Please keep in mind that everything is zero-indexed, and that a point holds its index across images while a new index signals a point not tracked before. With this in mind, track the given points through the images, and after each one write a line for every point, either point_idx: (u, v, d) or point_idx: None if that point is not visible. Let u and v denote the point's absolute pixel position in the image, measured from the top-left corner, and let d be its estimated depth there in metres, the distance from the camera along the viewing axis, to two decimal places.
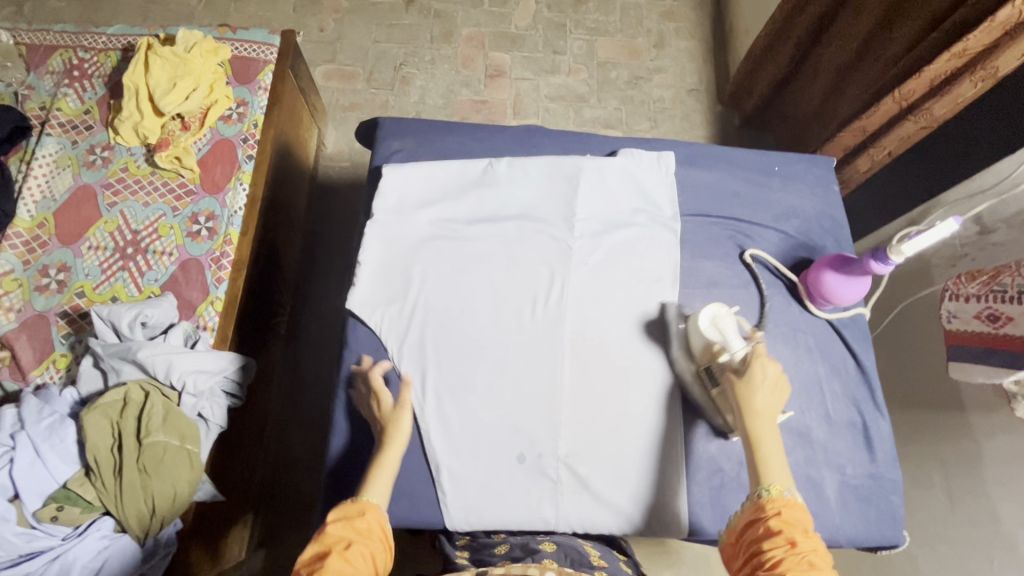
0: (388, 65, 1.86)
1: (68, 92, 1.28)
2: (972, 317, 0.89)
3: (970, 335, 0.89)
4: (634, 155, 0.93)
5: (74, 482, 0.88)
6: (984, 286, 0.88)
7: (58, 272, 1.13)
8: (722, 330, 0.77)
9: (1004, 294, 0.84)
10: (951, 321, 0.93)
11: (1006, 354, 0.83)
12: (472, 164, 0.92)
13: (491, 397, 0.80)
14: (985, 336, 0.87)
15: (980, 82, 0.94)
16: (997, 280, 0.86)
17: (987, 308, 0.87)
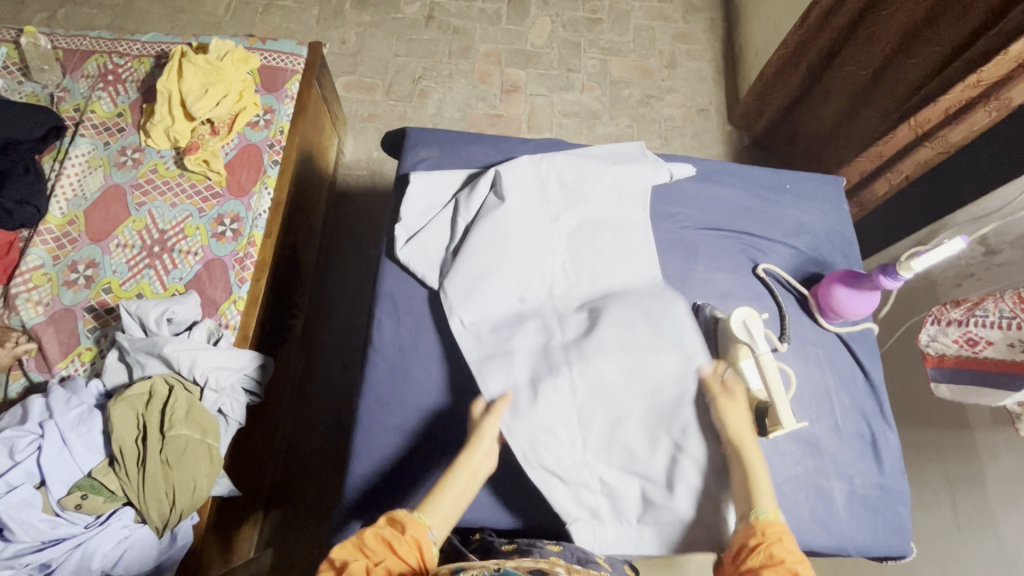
0: (407, 78, 1.92)
1: (102, 96, 1.32)
2: (952, 341, 0.90)
3: (955, 359, 0.92)
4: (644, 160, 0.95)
5: (99, 472, 0.90)
6: (966, 312, 0.88)
7: (86, 268, 1.16)
8: (751, 331, 0.79)
9: (985, 320, 0.85)
10: (931, 344, 0.94)
11: (996, 378, 0.85)
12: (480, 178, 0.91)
13: (513, 399, 0.80)
14: (971, 359, 0.89)
15: (994, 111, 0.97)
16: (979, 306, 0.87)
17: (965, 334, 0.88)
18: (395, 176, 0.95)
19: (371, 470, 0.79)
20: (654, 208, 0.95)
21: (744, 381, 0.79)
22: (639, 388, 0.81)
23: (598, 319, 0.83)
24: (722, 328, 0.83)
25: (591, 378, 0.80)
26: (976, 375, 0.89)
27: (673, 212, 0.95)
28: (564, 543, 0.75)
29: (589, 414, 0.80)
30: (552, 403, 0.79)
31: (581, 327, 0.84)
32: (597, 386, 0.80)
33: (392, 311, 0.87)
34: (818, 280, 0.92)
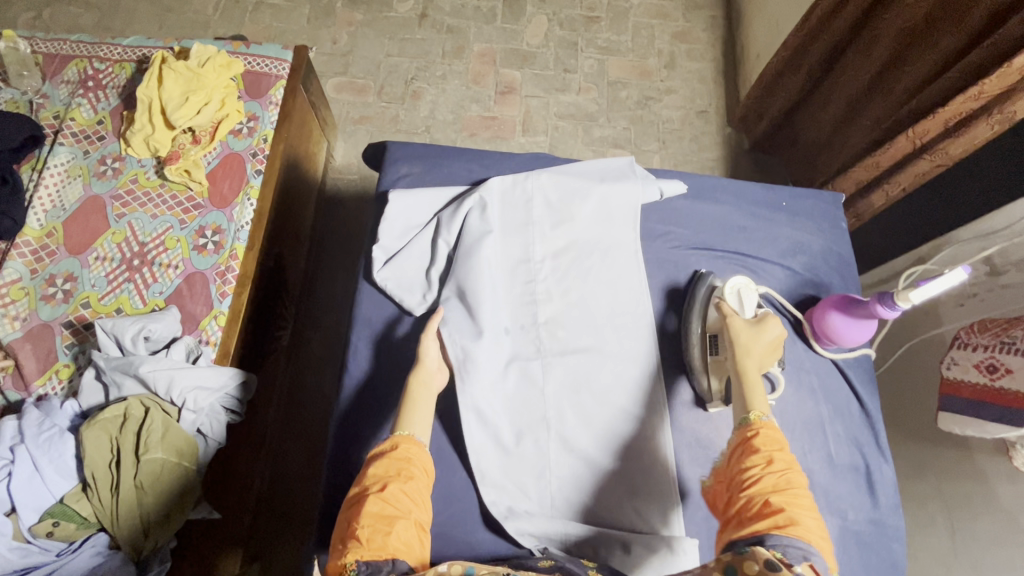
0: (400, 79, 1.87)
1: (82, 103, 1.29)
2: (972, 366, 0.88)
3: (967, 386, 0.88)
4: (631, 178, 0.92)
5: (71, 498, 0.89)
6: (995, 337, 0.87)
7: (64, 282, 1.13)
8: (741, 299, 0.82)
9: (1010, 346, 0.83)
10: (953, 367, 0.92)
11: (997, 410, 0.83)
12: (463, 201, 0.87)
13: (494, 430, 0.78)
14: (981, 387, 0.86)
15: (997, 124, 0.93)
16: (1008, 333, 0.85)
17: (989, 359, 0.86)
18: (374, 193, 0.92)
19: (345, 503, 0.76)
20: (644, 226, 0.91)
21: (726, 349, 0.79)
22: (623, 429, 0.80)
23: (579, 349, 0.83)
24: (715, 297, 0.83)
25: (573, 413, 0.80)
26: (979, 404, 0.86)
27: (664, 231, 0.91)
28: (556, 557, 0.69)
29: (569, 444, 0.78)
30: (534, 437, 0.78)
31: (567, 362, 0.82)
32: (580, 425, 0.79)
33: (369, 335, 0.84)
34: (814, 303, 0.89)
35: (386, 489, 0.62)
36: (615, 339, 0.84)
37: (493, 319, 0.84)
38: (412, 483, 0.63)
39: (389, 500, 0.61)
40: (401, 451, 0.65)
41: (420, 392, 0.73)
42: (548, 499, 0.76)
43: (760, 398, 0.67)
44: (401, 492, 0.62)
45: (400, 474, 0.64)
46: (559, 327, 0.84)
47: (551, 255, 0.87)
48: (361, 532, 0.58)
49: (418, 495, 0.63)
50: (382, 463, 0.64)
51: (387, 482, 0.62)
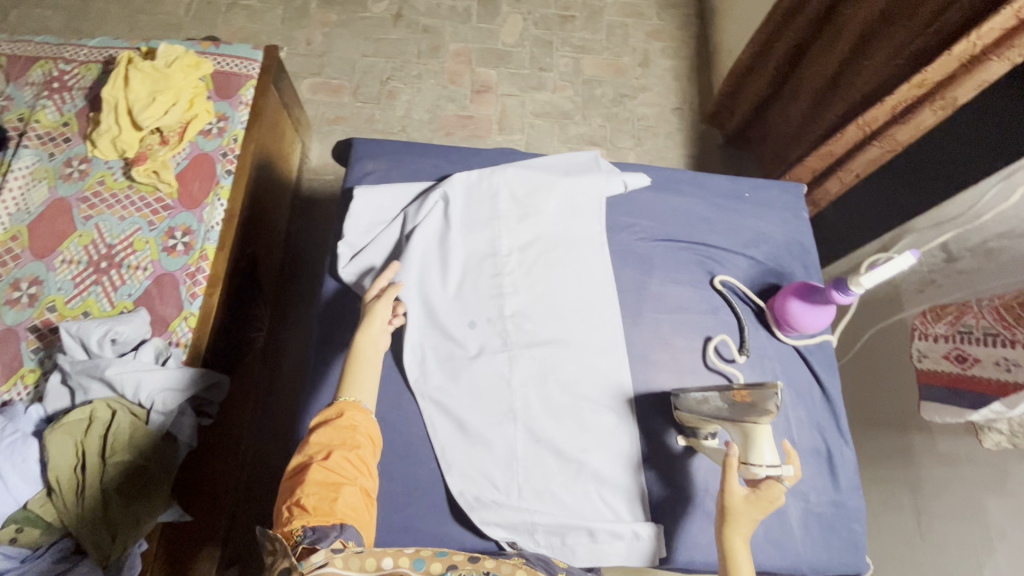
0: (375, 79, 1.87)
1: (47, 105, 1.27)
2: (942, 357, 0.90)
3: (939, 374, 0.89)
4: (596, 171, 0.93)
5: (35, 503, 0.87)
6: (951, 327, 0.90)
7: (29, 286, 1.12)
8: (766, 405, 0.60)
9: (969, 336, 0.85)
10: (923, 359, 0.94)
11: (972, 396, 0.82)
12: (428, 198, 0.87)
13: (461, 422, 0.79)
14: (952, 374, 0.87)
15: (939, 110, 0.95)
16: (962, 321, 0.88)
17: (955, 349, 0.88)
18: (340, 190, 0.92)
19: None
20: (610, 219, 0.92)
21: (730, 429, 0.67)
22: (589, 419, 0.81)
23: (545, 340, 0.84)
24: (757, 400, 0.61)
25: (540, 403, 0.80)
26: (953, 390, 0.86)
27: (629, 223, 0.93)
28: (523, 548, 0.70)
29: (536, 434, 0.79)
30: (501, 428, 0.79)
31: (533, 354, 0.83)
32: (546, 415, 0.80)
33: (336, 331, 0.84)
34: (776, 291, 0.90)
35: (328, 458, 0.65)
36: (581, 331, 0.85)
37: (460, 313, 0.84)
38: (355, 452, 0.66)
39: (333, 468, 0.64)
40: (345, 421, 0.68)
41: (369, 355, 0.74)
42: (515, 491, 0.77)
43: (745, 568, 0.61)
44: (344, 460, 0.65)
45: (345, 443, 0.66)
46: (524, 319, 0.84)
47: (517, 249, 0.88)
48: (307, 500, 0.61)
49: (362, 464, 0.66)
50: (325, 433, 0.67)
51: (331, 450, 0.65)
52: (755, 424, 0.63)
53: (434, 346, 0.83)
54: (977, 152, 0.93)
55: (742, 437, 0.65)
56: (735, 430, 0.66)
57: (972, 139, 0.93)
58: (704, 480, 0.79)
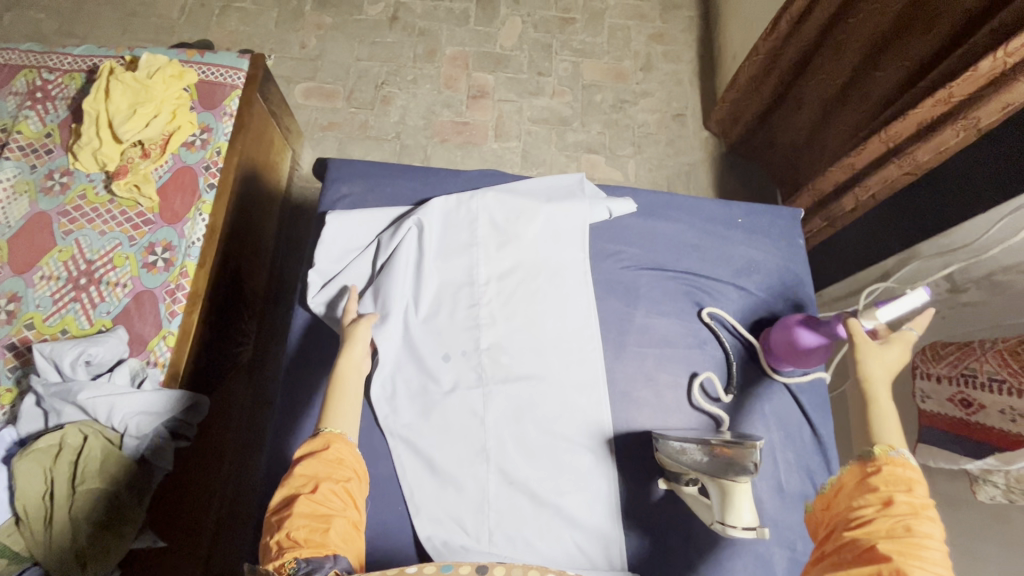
0: (369, 84, 1.84)
1: (29, 115, 1.25)
2: (945, 400, 0.84)
3: (942, 417, 0.84)
4: (580, 195, 0.89)
5: (2, 533, 0.86)
6: (953, 369, 0.83)
7: (8, 302, 1.10)
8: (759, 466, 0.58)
9: (974, 380, 0.79)
10: (926, 400, 0.88)
11: (972, 444, 0.79)
12: (402, 224, 0.84)
13: (431, 462, 0.76)
14: (954, 419, 0.82)
15: (962, 131, 0.89)
16: (964, 363, 0.81)
17: (960, 393, 0.81)
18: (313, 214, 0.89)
19: None
20: (593, 245, 0.88)
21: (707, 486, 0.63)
22: (566, 460, 0.77)
23: (523, 375, 0.80)
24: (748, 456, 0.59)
25: (514, 442, 0.77)
26: (955, 436, 0.82)
27: (614, 250, 0.89)
28: None
29: (510, 475, 0.76)
30: (473, 468, 0.76)
31: (509, 390, 0.79)
32: (521, 454, 0.77)
33: None
34: (768, 325, 0.86)
35: (318, 491, 0.61)
36: (561, 366, 0.81)
37: (434, 345, 0.81)
38: (343, 484, 0.62)
39: (322, 501, 0.60)
40: (333, 453, 0.64)
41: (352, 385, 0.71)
42: (485, 535, 0.73)
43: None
44: (333, 491, 0.61)
45: (331, 475, 0.63)
46: (501, 353, 0.81)
47: (495, 277, 0.84)
48: (296, 534, 0.57)
49: (350, 496, 0.63)
50: (311, 464, 0.63)
51: (319, 482, 0.61)
52: (733, 481, 0.59)
53: (406, 380, 0.80)
54: (997, 172, 0.88)
55: (720, 495, 0.61)
56: (713, 486, 0.62)
57: (992, 160, 0.88)
58: (684, 525, 0.76)
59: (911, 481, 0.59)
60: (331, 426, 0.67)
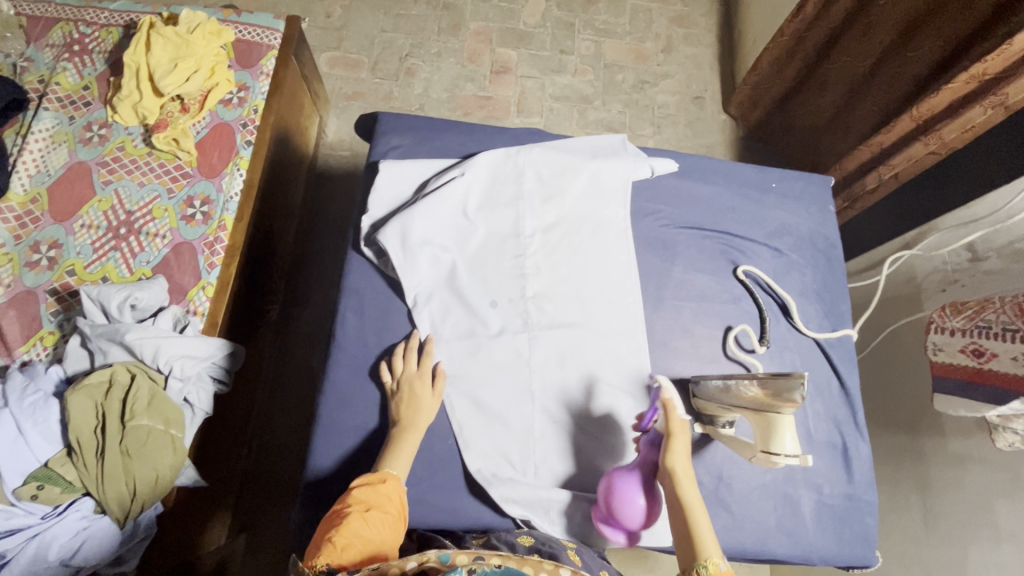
0: (394, 56, 1.84)
1: (68, 67, 1.26)
2: (958, 351, 0.88)
3: (957, 368, 0.88)
4: (621, 153, 0.92)
5: (56, 462, 0.88)
6: (969, 320, 0.87)
7: (49, 249, 1.11)
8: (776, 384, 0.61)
9: (987, 331, 0.84)
10: (938, 353, 0.92)
11: (992, 391, 0.82)
12: (449, 175, 0.87)
13: (480, 401, 0.79)
14: (970, 369, 0.86)
15: (991, 108, 0.93)
16: (981, 315, 0.86)
17: (972, 343, 0.86)
18: (365, 163, 0.91)
19: (332, 470, 0.77)
20: (634, 204, 0.92)
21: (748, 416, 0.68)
22: (608, 404, 0.81)
23: (568, 320, 0.84)
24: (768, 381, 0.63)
25: (559, 384, 0.81)
26: (971, 385, 0.85)
27: (654, 209, 0.92)
28: (535, 535, 0.73)
29: (555, 415, 0.79)
30: (520, 407, 0.79)
31: (554, 336, 0.83)
32: (565, 395, 0.80)
33: (357, 306, 0.83)
34: (799, 285, 0.90)
35: (369, 512, 0.63)
36: (602, 316, 0.84)
37: (482, 292, 0.84)
38: (391, 518, 0.64)
39: (370, 521, 0.62)
40: (386, 488, 0.67)
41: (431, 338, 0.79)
42: (532, 470, 0.78)
43: (712, 545, 0.59)
44: (382, 521, 0.63)
45: (382, 505, 0.65)
46: (545, 301, 0.84)
47: (540, 230, 0.87)
48: (339, 538, 0.59)
49: (393, 532, 0.64)
50: (365, 490, 0.66)
51: (369, 506, 0.64)
52: (778, 414, 0.63)
53: (455, 324, 0.83)
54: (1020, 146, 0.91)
55: (764, 426, 0.65)
56: (757, 419, 0.66)
57: (1005, 130, 0.94)
58: (718, 467, 0.80)
59: None
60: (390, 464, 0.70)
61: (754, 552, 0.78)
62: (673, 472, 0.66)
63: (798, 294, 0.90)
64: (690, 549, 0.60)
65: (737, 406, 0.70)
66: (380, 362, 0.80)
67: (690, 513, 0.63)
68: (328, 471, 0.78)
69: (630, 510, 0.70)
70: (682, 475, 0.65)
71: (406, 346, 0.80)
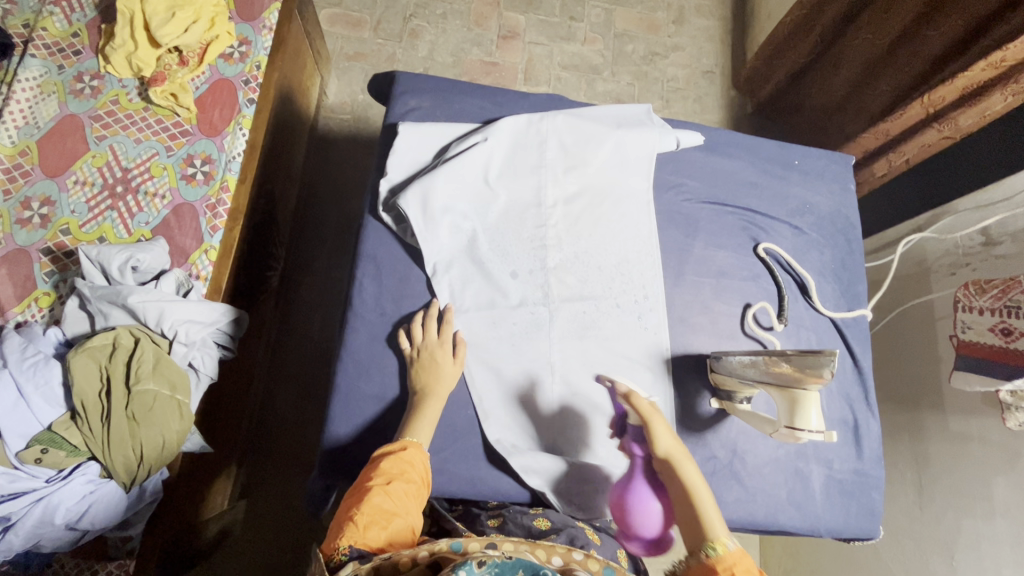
0: (397, 15, 1.73)
1: (53, 11, 1.17)
2: (987, 330, 0.90)
3: (980, 346, 0.90)
4: (645, 125, 0.90)
5: (59, 425, 0.85)
6: (995, 300, 0.89)
7: (41, 206, 1.06)
8: (804, 360, 0.61)
9: (1017, 311, 0.85)
10: (966, 331, 0.94)
11: (1011, 369, 0.84)
12: (469, 140, 0.84)
13: (500, 371, 0.79)
14: (995, 348, 0.88)
15: (1011, 96, 0.95)
16: (1008, 295, 0.87)
17: (1001, 322, 0.87)
18: (382, 125, 0.88)
19: (350, 438, 0.76)
20: (657, 176, 0.90)
21: (770, 393, 0.69)
22: (628, 377, 0.81)
23: (588, 294, 0.83)
24: (796, 357, 0.63)
25: (577, 358, 0.80)
26: (990, 363, 0.88)
27: (676, 183, 0.90)
28: (552, 517, 0.75)
29: (573, 388, 0.79)
30: (538, 378, 0.79)
31: (574, 308, 0.82)
32: (583, 368, 0.80)
33: (375, 273, 0.81)
34: (818, 264, 0.91)
35: (390, 484, 0.62)
36: (622, 290, 0.84)
37: (502, 262, 0.82)
38: (413, 487, 0.64)
39: (391, 494, 0.62)
40: (407, 457, 0.66)
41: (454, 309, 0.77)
42: (550, 441, 0.78)
43: (718, 524, 0.61)
44: (404, 492, 0.63)
45: (404, 474, 0.65)
46: (566, 273, 0.83)
47: (562, 201, 0.85)
48: (359, 518, 0.58)
49: (416, 501, 0.64)
50: (388, 460, 0.65)
51: (391, 479, 0.63)
52: (804, 390, 0.64)
53: (475, 294, 0.81)
54: None
55: (788, 404, 0.66)
56: (781, 396, 0.67)
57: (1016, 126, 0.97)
58: (733, 441, 0.81)
59: None
60: (409, 431, 0.70)
61: (764, 523, 0.79)
62: (670, 457, 0.67)
63: (816, 274, 0.90)
64: (697, 529, 0.61)
65: (758, 384, 0.71)
66: (398, 330, 0.79)
67: (694, 493, 0.64)
68: (346, 439, 0.77)
69: (647, 518, 0.68)
70: (680, 459, 0.66)
71: (423, 315, 0.78)
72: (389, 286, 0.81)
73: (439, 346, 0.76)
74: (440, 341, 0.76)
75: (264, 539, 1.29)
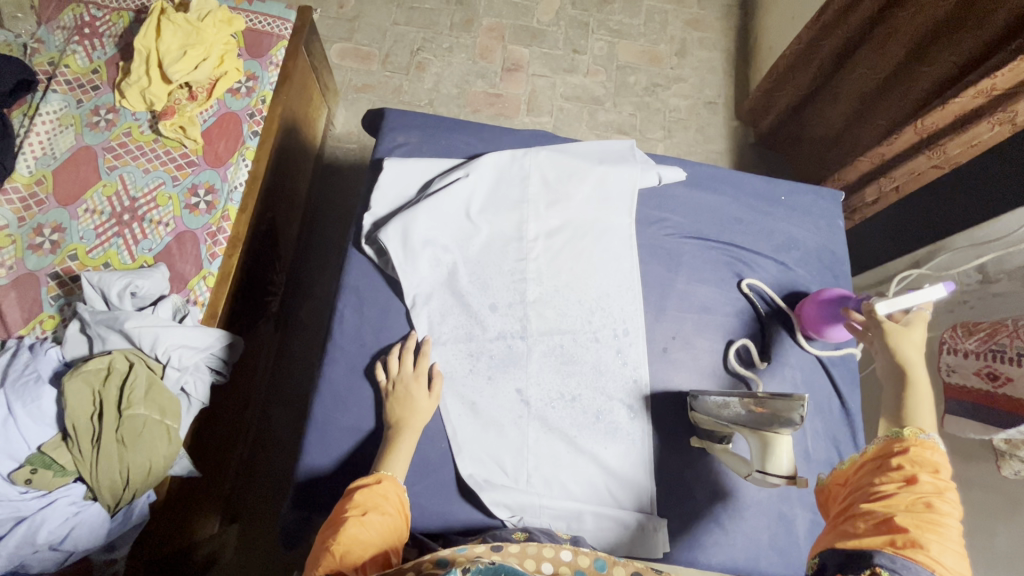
0: (405, 49, 1.79)
1: (77, 50, 1.25)
2: (972, 373, 0.88)
3: (969, 391, 0.89)
4: (627, 161, 0.91)
5: (50, 446, 0.88)
6: (982, 343, 0.88)
7: (52, 232, 1.11)
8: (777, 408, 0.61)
9: (1002, 355, 0.83)
10: (953, 374, 0.93)
11: (997, 416, 0.83)
12: (450, 176, 0.86)
13: (476, 405, 0.79)
14: (982, 392, 0.86)
15: (998, 125, 0.94)
16: (993, 339, 0.86)
17: (987, 367, 0.86)
18: (370, 160, 0.91)
19: (325, 469, 0.77)
20: (640, 212, 0.91)
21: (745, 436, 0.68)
22: (604, 413, 0.80)
23: (566, 328, 0.83)
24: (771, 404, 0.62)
25: (553, 391, 0.80)
26: (979, 407, 0.86)
27: (660, 218, 0.91)
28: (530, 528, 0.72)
29: (548, 421, 0.79)
30: (513, 413, 0.79)
31: (552, 341, 0.82)
32: (559, 403, 0.80)
33: (356, 304, 0.83)
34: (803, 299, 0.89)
35: (366, 515, 0.62)
36: (601, 324, 0.84)
37: (480, 296, 0.83)
38: (389, 518, 0.64)
39: (366, 525, 0.61)
40: (381, 489, 0.66)
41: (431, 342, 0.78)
42: (523, 477, 0.77)
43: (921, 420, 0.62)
44: (380, 524, 0.63)
45: (380, 506, 0.64)
46: (545, 307, 0.83)
47: (543, 235, 0.86)
48: (336, 548, 0.58)
49: (393, 533, 0.63)
50: (361, 493, 0.65)
51: (367, 510, 0.63)
52: (776, 434, 0.62)
53: (453, 326, 0.82)
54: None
55: (759, 445, 0.64)
56: (753, 437, 0.65)
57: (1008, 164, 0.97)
58: (713, 481, 0.80)
59: (936, 465, 0.57)
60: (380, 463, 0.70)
61: (745, 569, 0.77)
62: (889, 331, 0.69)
63: None
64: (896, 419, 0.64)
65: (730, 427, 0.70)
66: (376, 361, 0.80)
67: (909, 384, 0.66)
68: (321, 468, 0.77)
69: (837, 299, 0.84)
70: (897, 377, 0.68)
71: (401, 348, 0.79)
72: (370, 317, 0.82)
73: (417, 377, 0.77)
74: (415, 374, 0.77)
75: (252, 565, 1.28)
